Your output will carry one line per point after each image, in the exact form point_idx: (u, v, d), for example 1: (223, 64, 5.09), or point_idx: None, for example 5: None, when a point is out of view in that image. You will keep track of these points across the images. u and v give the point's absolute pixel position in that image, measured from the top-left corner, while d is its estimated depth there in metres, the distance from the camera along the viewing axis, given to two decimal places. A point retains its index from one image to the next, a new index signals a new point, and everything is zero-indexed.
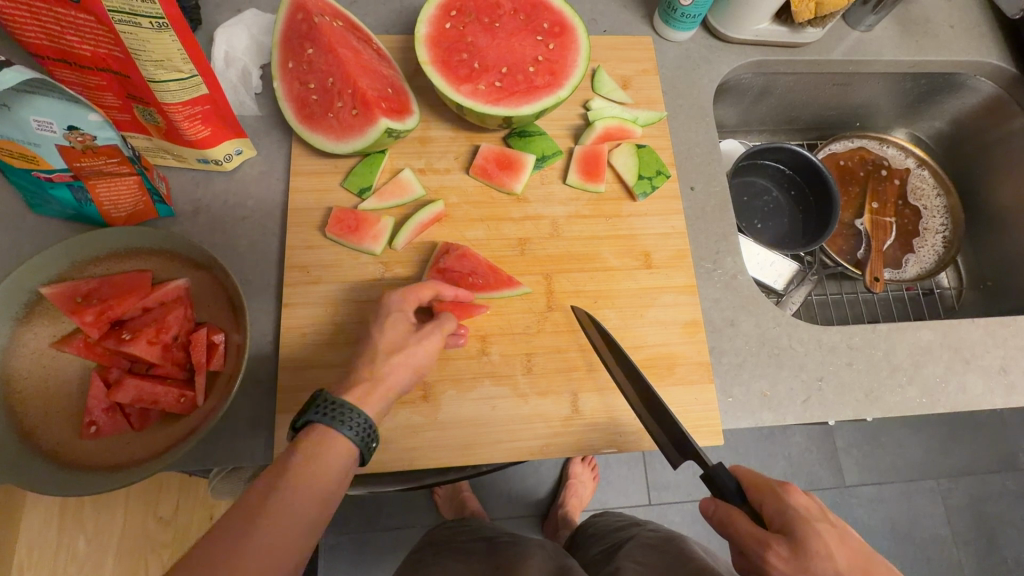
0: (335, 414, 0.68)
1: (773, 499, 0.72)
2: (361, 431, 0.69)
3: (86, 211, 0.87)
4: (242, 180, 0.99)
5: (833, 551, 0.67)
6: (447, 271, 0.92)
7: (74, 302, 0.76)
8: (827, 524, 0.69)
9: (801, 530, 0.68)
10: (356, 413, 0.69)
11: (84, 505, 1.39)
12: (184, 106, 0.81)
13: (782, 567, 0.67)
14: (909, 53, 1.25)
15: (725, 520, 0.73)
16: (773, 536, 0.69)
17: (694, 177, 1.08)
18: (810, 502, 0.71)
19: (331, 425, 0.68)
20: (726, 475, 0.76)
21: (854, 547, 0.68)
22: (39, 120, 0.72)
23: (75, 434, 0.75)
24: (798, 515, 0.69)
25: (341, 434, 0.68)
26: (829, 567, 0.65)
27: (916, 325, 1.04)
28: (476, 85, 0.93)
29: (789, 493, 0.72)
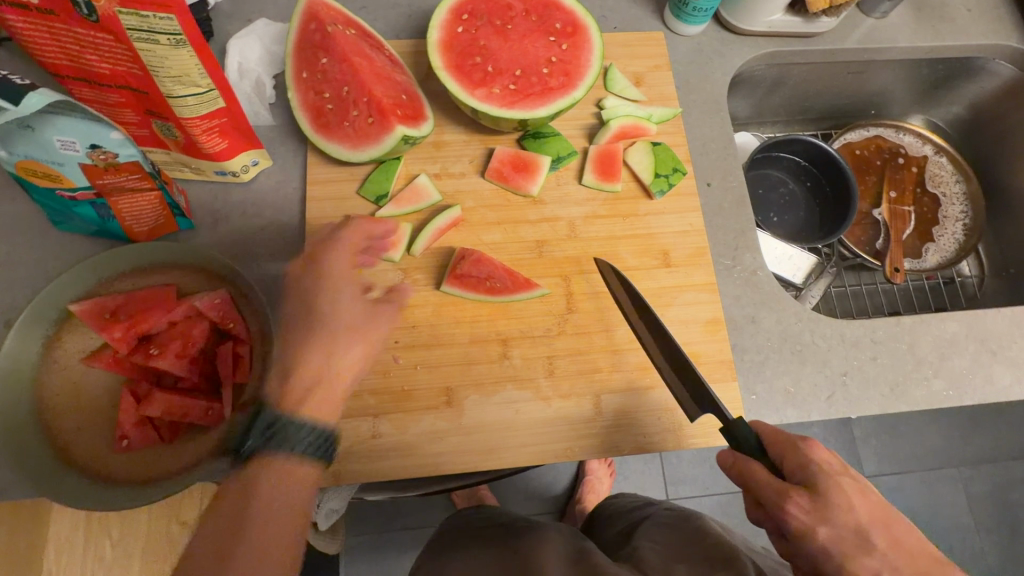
0: (276, 437, 0.70)
1: (791, 450, 0.71)
2: (308, 444, 0.72)
3: (108, 226, 0.88)
4: (260, 191, 1.00)
5: (855, 502, 0.66)
6: (466, 275, 0.93)
7: (103, 319, 0.77)
8: (848, 478, 0.68)
9: (822, 484, 0.67)
10: (303, 428, 0.72)
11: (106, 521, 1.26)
12: (202, 120, 0.82)
13: (802, 518, 0.66)
14: (925, 39, 1.23)
15: (743, 472, 0.72)
16: (794, 487, 0.68)
17: (709, 173, 1.07)
18: (831, 457, 0.70)
19: (277, 449, 0.70)
20: (747, 430, 0.75)
21: (872, 500, 0.68)
22: (62, 139, 0.72)
23: (107, 448, 0.76)
24: (821, 469, 0.68)
25: (289, 454, 0.70)
26: (851, 519, 0.65)
27: (941, 317, 1.03)
28: (490, 88, 0.92)
29: (810, 445, 0.71)
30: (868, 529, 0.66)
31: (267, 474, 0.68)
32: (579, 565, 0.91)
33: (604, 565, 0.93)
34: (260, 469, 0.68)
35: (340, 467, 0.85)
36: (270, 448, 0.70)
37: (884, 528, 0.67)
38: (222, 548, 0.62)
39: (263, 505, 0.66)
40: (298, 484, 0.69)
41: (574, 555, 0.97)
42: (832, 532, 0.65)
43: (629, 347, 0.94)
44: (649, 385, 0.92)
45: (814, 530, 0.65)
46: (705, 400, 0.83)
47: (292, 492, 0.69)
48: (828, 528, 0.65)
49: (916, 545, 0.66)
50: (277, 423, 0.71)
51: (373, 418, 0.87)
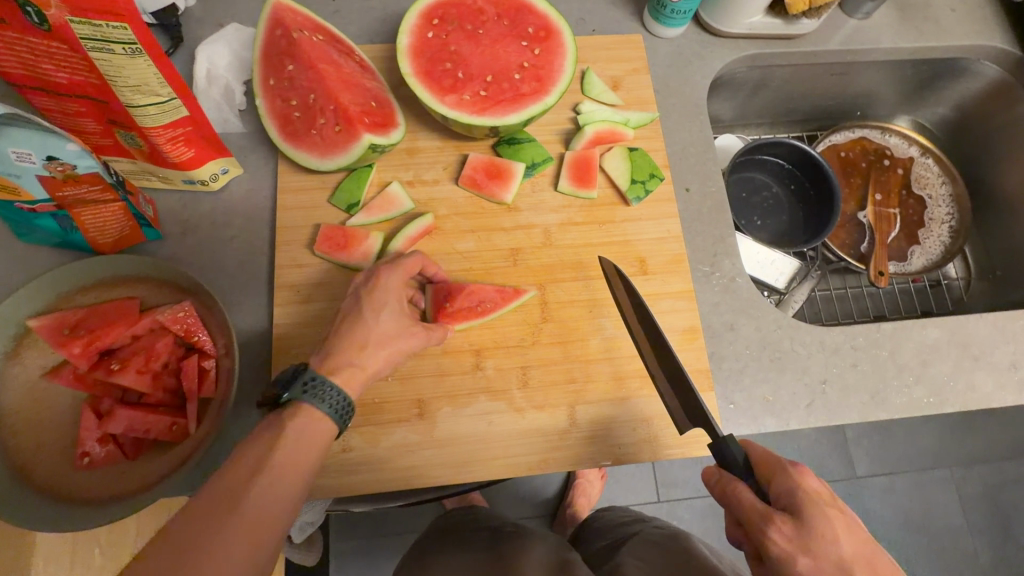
0: (313, 391, 0.71)
1: (782, 474, 0.69)
2: (336, 404, 0.71)
3: (72, 238, 0.87)
4: (230, 199, 0.98)
5: (836, 532, 0.64)
6: (461, 308, 0.91)
7: (61, 334, 0.75)
8: (836, 509, 0.66)
9: (809, 513, 0.65)
10: (335, 389, 0.72)
11: None
12: (165, 129, 0.80)
13: (783, 547, 0.64)
14: (909, 39, 1.22)
15: (729, 491, 0.70)
16: (778, 513, 0.66)
17: (688, 178, 1.05)
18: (821, 485, 0.68)
19: (311, 402, 0.70)
20: (735, 449, 0.74)
21: (857, 532, 0.65)
22: (17, 151, 0.70)
23: (68, 466, 0.74)
24: (809, 496, 0.66)
25: (318, 409, 0.70)
26: (833, 551, 0.63)
27: (922, 323, 1.01)
28: (461, 95, 0.91)
29: (804, 473, 0.69)
30: (851, 563, 0.63)
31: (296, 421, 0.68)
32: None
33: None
34: (294, 417, 0.68)
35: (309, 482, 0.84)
36: (306, 398, 0.70)
37: (867, 563, 0.63)
38: (239, 484, 0.60)
39: (290, 445, 0.66)
40: (316, 436, 0.69)
41: (554, 564, 0.96)
42: (811, 564, 0.62)
43: (605, 356, 0.92)
44: (625, 395, 0.91)
45: (794, 560, 0.62)
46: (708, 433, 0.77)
47: (314, 439, 0.68)
48: (810, 559, 0.62)
49: None
50: (315, 379, 0.72)
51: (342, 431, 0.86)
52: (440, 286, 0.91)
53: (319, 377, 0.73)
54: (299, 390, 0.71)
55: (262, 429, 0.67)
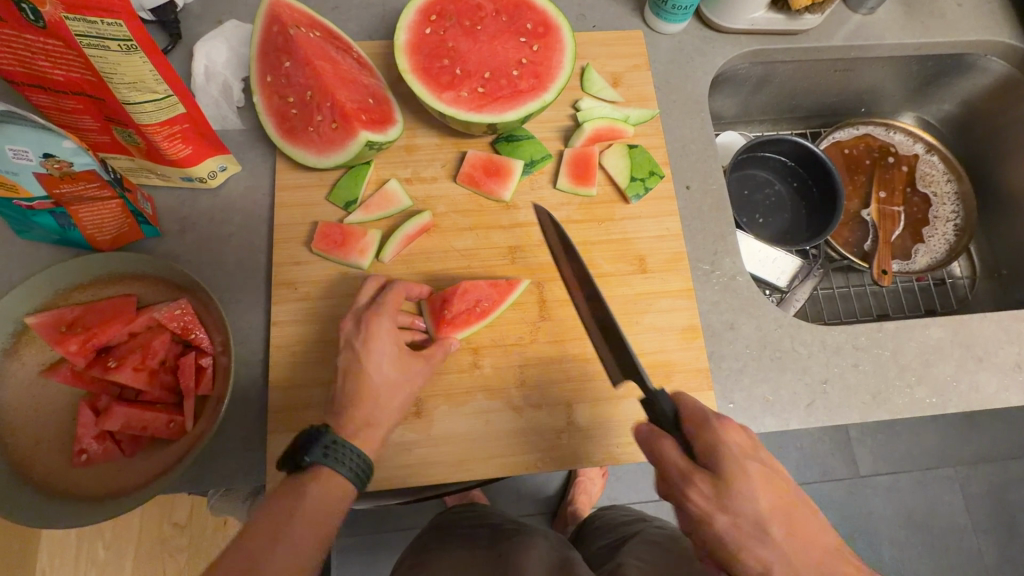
0: (333, 455, 0.69)
1: (705, 430, 0.69)
2: (355, 467, 0.70)
3: (71, 235, 0.87)
4: (228, 196, 0.98)
5: (755, 490, 0.66)
6: (458, 312, 0.89)
7: (58, 331, 0.75)
8: (756, 463, 0.68)
9: (728, 468, 0.67)
10: (354, 451, 0.71)
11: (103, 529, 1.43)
12: (162, 126, 0.80)
13: (702, 504, 0.66)
14: (914, 35, 1.20)
15: (656, 447, 0.70)
16: (699, 473, 0.67)
17: (689, 175, 1.05)
18: (740, 437, 0.70)
19: (331, 466, 0.69)
20: (667, 403, 0.73)
21: (775, 486, 0.67)
22: (14, 148, 0.70)
23: (66, 464, 0.74)
24: (727, 452, 0.68)
25: (337, 473, 0.69)
26: (750, 507, 0.65)
27: (925, 322, 1.00)
28: (458, 91, 0.90)
29: (724, 426, 0.70)
30: (768, 518, 0.65)
31: (314, 486, 0.67)
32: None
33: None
34: (312, 483, 0.67)
35: None
36: (326, 463, 0.69)
37: (784, 515, 0.66)
38: (260, 548, 0.60)
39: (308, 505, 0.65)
40: (335, 502, 0.68)
41: (554, 563, 0.96)
42: (729, 521, 0.65)
43: None
44: (624, 394, 0.91)
45: (713, 517, 0.65)
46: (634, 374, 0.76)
47: (333, 505, 0.67)
48: (727, 516, 0.65)
49: (815, 538, 0.66)
50: (335, 442, 0.70)
51: None
52: (434, 297, 0.91)
53: (339, 441, 0.71)
54: (318, 454, 0.69)
55: (280, 493, 0.66)
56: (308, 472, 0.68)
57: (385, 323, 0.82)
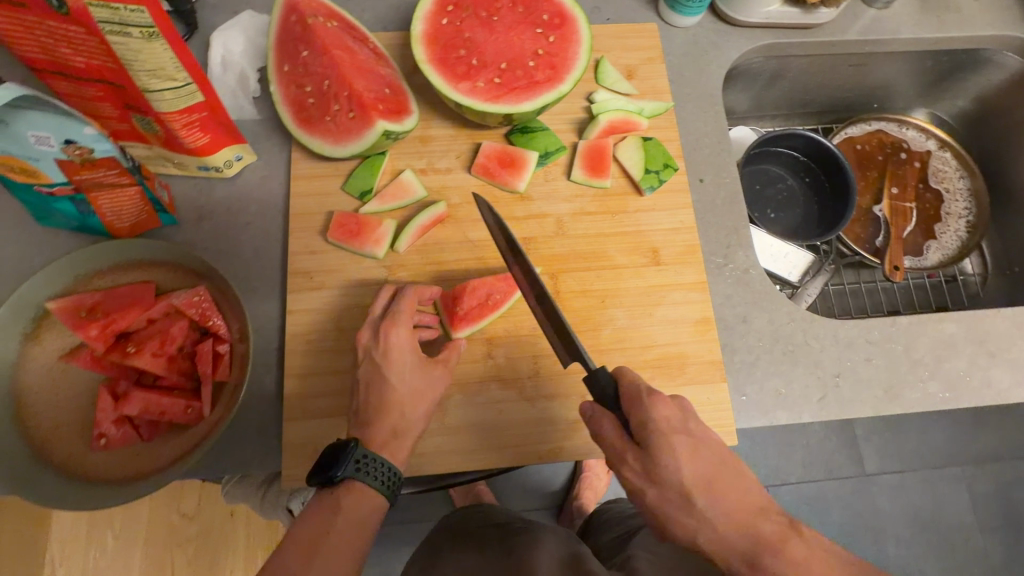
0: (365, 470, 0.72)
1: (641, 411, 0.72)
2: (386, 480, 0.73)
3: (89, 222, 0.88)
4: (244, 186, 0.99)
5: (680, 461, 0.70)
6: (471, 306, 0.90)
7: (78, 316, 0.76)
8: (683, 435, 0.72)
9: (656, 446, 0.70)
10: (385, 465, 0.73)
11: (112, 516, 1.44)
12: (181, 114, 0.80)
13: (633, 478, 0.72)
14: (929, 30, 1.19)
15: (597, 425, 0.76)
16: (631, 452, 0.72)
17: (702, 168, 1.05)
18: (672, 411, 0.73)
19: (363, 481, 0.72)
20: (606, 381, 0.74)
21: (702, 458, 0.71)
22: (36, 134, 0.71)
23: (85, 448, 0.75)
24: (656, 428, 0.71)
25: (369, 487, 0.72)
26: (675, 480, 0.70)
27: (939, 317, 1.00)
28: (475, 82, 0.90)
29: (656, 402, 0.72)
30: (694, 489, 0.70)
31: (345, 501, 0.71)
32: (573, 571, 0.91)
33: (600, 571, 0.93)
34: (343, 497, 0.71)
35: None
36: (358, 477, 0.72)
37: (709, 484, 0.70)
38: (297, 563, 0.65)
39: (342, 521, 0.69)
40: (367, 514, 0.71)
41: (566, 558, 0.96)
42: (657, 493, 0.71)
43: (616, 347, 0.92)
44: None
45: (643, 490, 0.71)
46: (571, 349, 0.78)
47: (365, 519, 0.71)
48: (656, 489, 0.71)
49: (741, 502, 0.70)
50: (365, 456, 0.73)
51: None
52: (448, 298, 0.91)
53: (371, 455, 0.73)
54: (350, 468, 0.72)
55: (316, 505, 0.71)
56: (342, 485, 0.71)
57: (401, 338, 0.82)
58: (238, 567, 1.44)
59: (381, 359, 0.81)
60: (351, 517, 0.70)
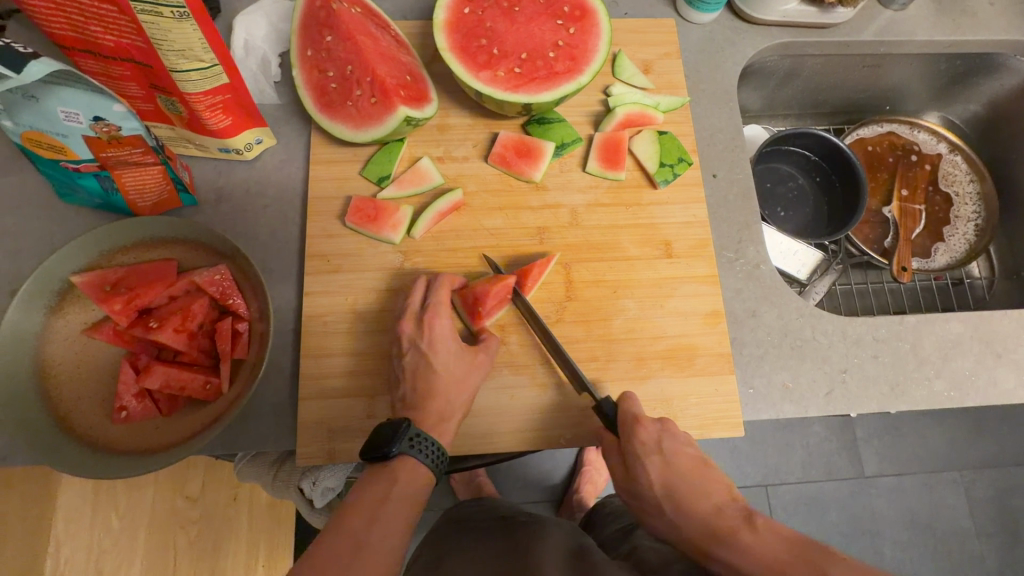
0: (418, 448, 0.74)
1: (626, 434, 0.81)
2: (436, 458, 0.75)
3: (113, 199, 0.89)
4: (263, 169, 1.00)
5: (648, 476, 0.79)
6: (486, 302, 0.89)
7: (103, 291, 0.78)
8: (654, 457, 0.79)
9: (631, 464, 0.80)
10: (435, 444, 0.76)
11: (118, 496, 1.46)
12: (206, 95, 0.81)
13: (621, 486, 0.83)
14: (945, 32, 1.20)
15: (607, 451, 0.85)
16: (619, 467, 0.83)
17: (716, 164, 1.06)
18: (651, 432, 0.81)
19: (416, 457, 0.74)
20: (609, 410, 0.84)
21: (672, 469, 0.78)
22: (66, 110, 0.73)
23: (106, 419, 0.77)
24: (632, 450, 0.80)
25: (421, 465, 0.74)
26: (644, 490, 0.79)
27: (946, 317, 1.01)
28: (495, 71, 0.91)
29: (637, 425, 0.81)
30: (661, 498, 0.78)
31: (401, 478, 0.72)
32: (577, 560, 0.92)
33: (603, 560, 0.94)
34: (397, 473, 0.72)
35: (334, 447, 0.86)
36: (411, 453, 0.74)
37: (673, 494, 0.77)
38: (360, 530, 0.66)
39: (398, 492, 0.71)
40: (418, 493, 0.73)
41: (570, 549, 0.97)
42: (634, 498, 0.81)
43: (626, 337, 0.93)
44: (646, 375, 0.92)
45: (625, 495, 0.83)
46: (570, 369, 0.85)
47: (417, 493, 0.72)
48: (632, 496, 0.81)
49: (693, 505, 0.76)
50: (418, 434, 0.75)
51: (370, 398, 0.88)
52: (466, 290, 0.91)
53: (422, 434, 0.75)
54: (404, 445, 0.73)
55: (370, 480, 0.72)
56: (395, 461, 0.73)
57: (444, 329, 0.85)
58: (240, 549, 1.46)
59: (428, 349, 0.83)
60: (406, 490, 0.71)
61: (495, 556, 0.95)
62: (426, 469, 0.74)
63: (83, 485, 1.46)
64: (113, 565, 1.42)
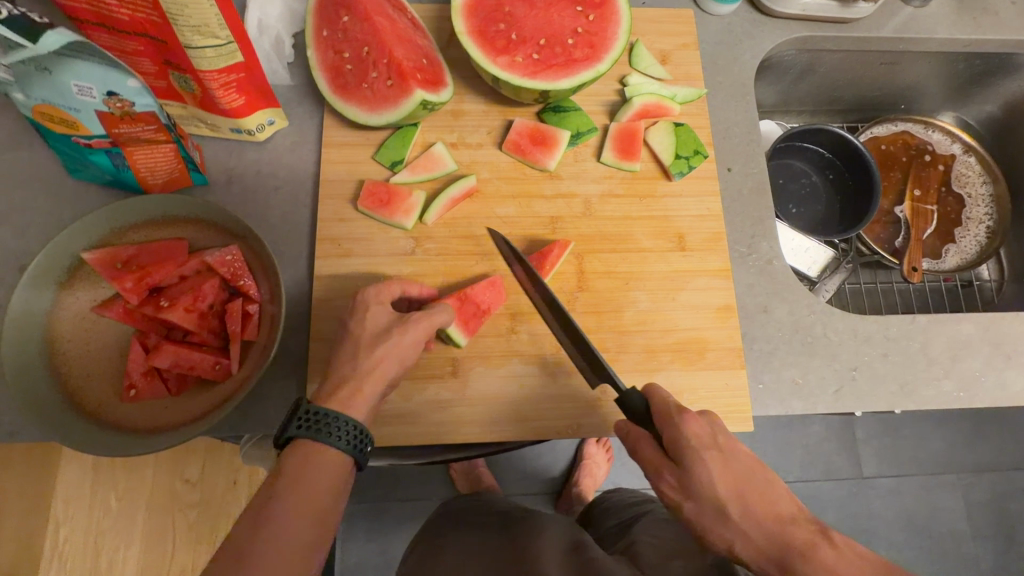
0: (321, 427, 0.68)
1: (668, 426, 0.75)
2: (349, 438, 0.68)
3: (123, 176, 0.89)
4: (275, 150, 0.99)
5: (712, 475, 0.71)
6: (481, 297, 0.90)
7: (114, 268, 0.77)
8: (714, 452, 0.72)
9: (688, 462, 0.72)
10: (345, 422, 0.69)
11: (118, 478, 1.46)
12: (220, 73, 0.80)
13: (672, 494, 0.74)
14: (965, 31, 1.18)
15: (634, 442, 0.79)
16: (666, 469, 0.75)
17: (731, 158, 1.05)
18: (703, 429, 0.73)
19: (319, 438, 0.67)
20: (637, 400, 0.78)
21: (735, 469, 0.72)
22: (79, 84, 0.72)
23: (115, 397, 0.76)
24: (689, 445, 0.72)
25: (330, 445, 0.67)
26: (708, 493, 0.71)
27: (957, 318, 1.01)
28: (513, 57, 0.90)
29: (684, 419, 0.74)
30: (726, 502, 0.70)
31: (307, 460, 0.66)
32: (578, 558, 0.92)
33: (605, 559, 0.94)
34: (299, 457, 0.66)
35: None
36: (315, 436, 0.67)
37: (739, 494, 0.71)
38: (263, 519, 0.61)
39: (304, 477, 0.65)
40: (333, 477, 0.67)
41: (569, 545, 0.97)
42: (694, 507, 0.72)
43: (637, 328, 0.93)
44: (656, 367, 0.92)
45: (681, 504, 0.73)
46: (580, 340, 0.82)
47: (325, 473, 0.66)
48: (692, 503, 0.72)
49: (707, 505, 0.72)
50: (316, 413, 0.68)
51: None
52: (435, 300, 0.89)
53: (321, 411, 0.69)
54: (305, 429, 0.68)
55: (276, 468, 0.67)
56: (299, 444, 0.68)
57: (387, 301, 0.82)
58: None
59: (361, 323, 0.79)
60: (314, 471, 0.66)
61: (497, 551, 0.96)
62: (334, 449, 0.67)
63: (83, 465, 1.46)
64: (112, 546, 1.42)
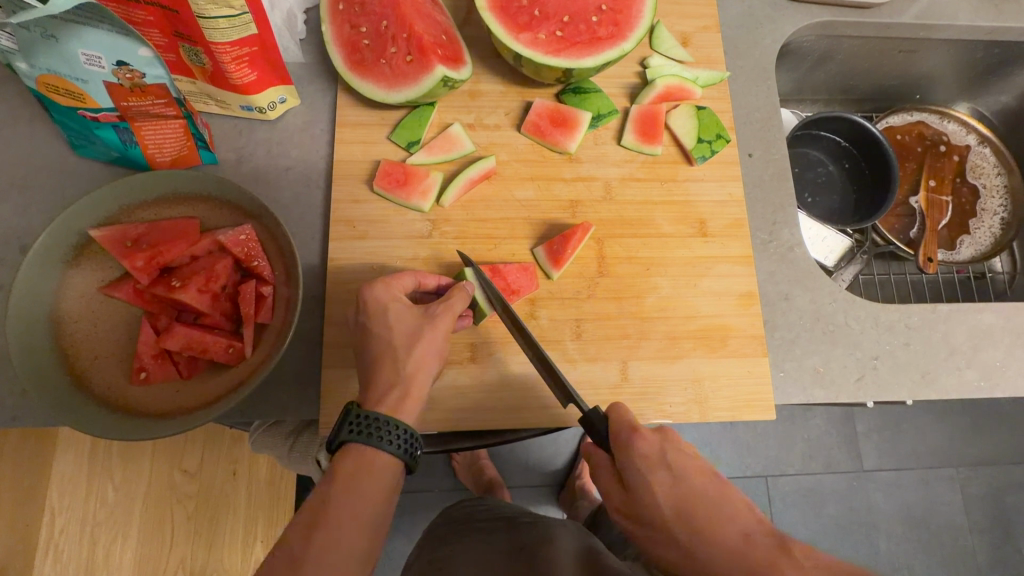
0: (374, 432, 0.67)
1: (618, 445, 0.73)
2: (402, 444, 0.67)
3: (131, 153, 0.85)
4: (286, 130, 0.96)
5: (656, 496, 0.69)
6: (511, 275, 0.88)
7: (123, 247, 0.74)
8: (662, 471, 0.71)
9: (633, 483, 0.71)
10: (396, 426, 0.67)
11: (114, 469, 1.42)
12: (233, 46, 0.76)
13: (621, 520, 0.73)
14: (987, 18, 1.16)
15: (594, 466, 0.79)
16: (616, 491, 0.74)
17: (753, 143, 1.03)
18: (653, 446, 0.72)
19: (374, 444, 0.66)
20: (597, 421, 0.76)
21: (685, 489, 0.70)
22: (87, 53, 0.69)
23: (125, 380, 0.73)
24: (636, 464, 0.71)
25: (383, 451, 0.66)
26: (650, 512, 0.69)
27: (978, 307, 0.99)
28: (536, 33, 0.88)
29: (636, 438, 0.72)
30: (672, 522, 0.68)
31: (359, 467, 0.65)
32: (590, 564, 0.91)
33: (618, 566, 0.92)
34: (354, 461, 0.65)
35: None
36: (370, 441, 0.66)
37: (686, 515, 0.68)
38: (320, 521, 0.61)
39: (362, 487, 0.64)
40: (388, 484, 0.66)
41: (579, 552, 0.95)
42: (640, 533, 0.70)
43: (658, 315, 0.91)
44: (677, 355, 0.90)
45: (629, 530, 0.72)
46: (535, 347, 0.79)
47: (381, 485, 0.65)
48: (640, 528, 0.70)
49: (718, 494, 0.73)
50: (367, 417, 0.67)
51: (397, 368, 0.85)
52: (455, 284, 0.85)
53: (372, 415, 0.68)
54: (356, 434, 0.66)
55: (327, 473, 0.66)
56: (350, 449, 0.66)
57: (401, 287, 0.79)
58: (238, 526, 1.44)
59: (373, 313, 0.75)
60: (372, 480, 0.65)
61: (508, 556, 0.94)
62: (386, 454, 0.66)
63: (79, 456, 1.42)
64: (109, 538, 1.39)
